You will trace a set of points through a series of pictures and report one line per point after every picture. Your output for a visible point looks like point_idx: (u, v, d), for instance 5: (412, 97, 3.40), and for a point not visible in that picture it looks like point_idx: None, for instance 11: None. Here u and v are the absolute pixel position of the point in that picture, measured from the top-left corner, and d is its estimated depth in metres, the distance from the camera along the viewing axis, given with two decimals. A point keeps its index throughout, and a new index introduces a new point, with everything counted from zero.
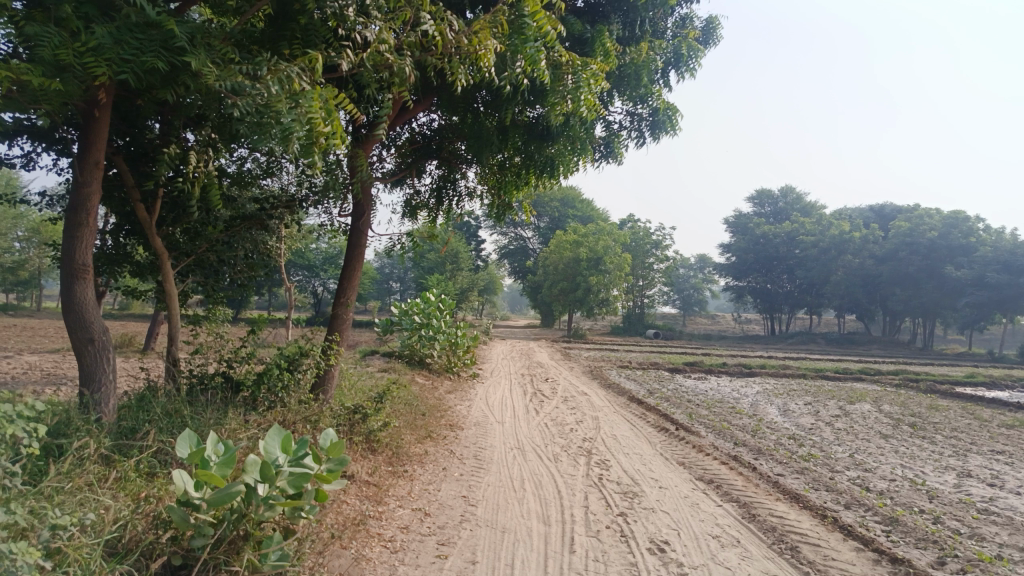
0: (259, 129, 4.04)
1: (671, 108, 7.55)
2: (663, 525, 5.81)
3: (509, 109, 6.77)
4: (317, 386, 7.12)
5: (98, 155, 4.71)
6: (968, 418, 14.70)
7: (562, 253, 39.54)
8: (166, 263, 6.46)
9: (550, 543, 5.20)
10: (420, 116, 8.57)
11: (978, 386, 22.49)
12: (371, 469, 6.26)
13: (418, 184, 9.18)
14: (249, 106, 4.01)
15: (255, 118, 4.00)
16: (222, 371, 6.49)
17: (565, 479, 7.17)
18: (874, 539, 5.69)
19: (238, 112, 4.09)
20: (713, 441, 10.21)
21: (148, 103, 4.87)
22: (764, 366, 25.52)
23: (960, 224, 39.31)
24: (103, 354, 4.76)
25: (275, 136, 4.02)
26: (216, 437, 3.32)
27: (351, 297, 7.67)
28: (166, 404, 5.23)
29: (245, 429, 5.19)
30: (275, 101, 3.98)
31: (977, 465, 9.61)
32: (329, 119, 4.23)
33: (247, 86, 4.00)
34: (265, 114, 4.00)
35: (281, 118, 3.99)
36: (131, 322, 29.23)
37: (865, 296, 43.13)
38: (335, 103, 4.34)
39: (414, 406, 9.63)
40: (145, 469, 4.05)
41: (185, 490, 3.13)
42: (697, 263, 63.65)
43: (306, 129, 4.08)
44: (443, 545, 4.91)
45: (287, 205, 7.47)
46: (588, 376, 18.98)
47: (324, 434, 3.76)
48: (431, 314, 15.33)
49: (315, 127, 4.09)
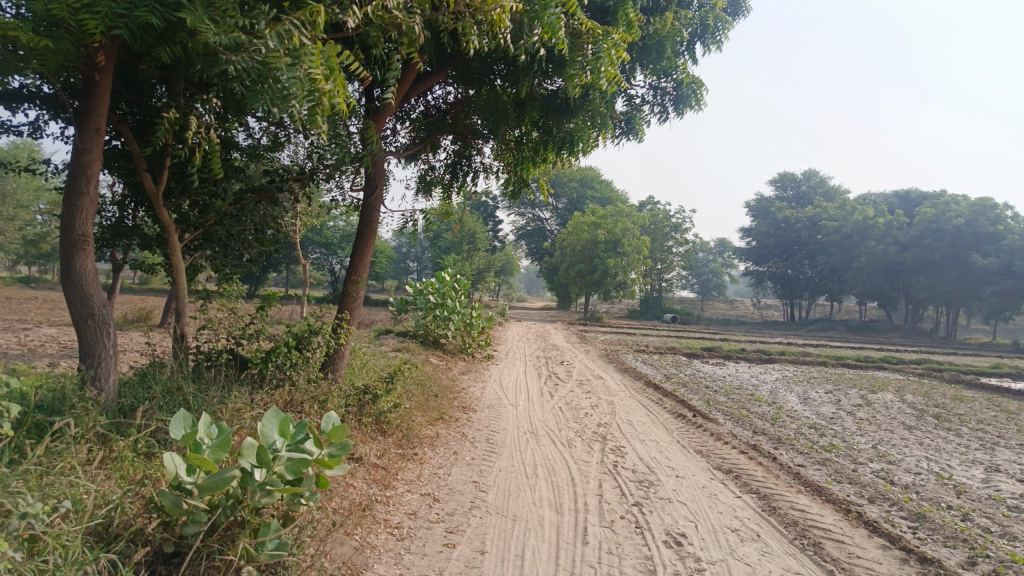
0: (257, 86, 3.81)
1: (696, 82, 7.26)
2: (680, 516, 5.60)
3: (526, 81, 6.49)
4: (327, 365, 6.97)
5: (100, 121, 4.51)
6: (995, 410, 14.31)
7: (579, 234, 39.20)
8: (173, 236, 6.30)
9: (563, 533, 5.01)
10: (435, 89, 8.34)
11: (1002, 377, 22.02)
12: (379, 451, 6.09)
13: (434, 160, 8.96)
14: (246, 63, 3.74)
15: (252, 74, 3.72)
16: (229, 348, 6.29)
17: (578, 466, 6.98)
18: (901, 537, 5.44)
19: (233, 67, 3.79)
20: (731, 428, 9.97)
21: (150, 68, 4.68)
22: (783, 353, 25.15)
23: (988, 211, 38.44)
24: (103, 330, 4.60)
25: (273, 96, 3.78)
26: (210, 419, 3.14)
27: (363, 275, 7.48)
28: (168, 381, 5.09)
29: (249, 408, 5.04)
30: (273, 58, 3.67)
31: (1005, 459, 9.30)
32: (332, 76, 3.94)
33: (243, 38, 3.70)
34: (263, 71, 3.75)
35: (279, 76, 3.72)
36: (149, 297, 29.42)
37: (888, 283, 42.41)
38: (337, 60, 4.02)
39: (426, 386, 9.47)
40: (142, 449, 3.91)
41: (176, 474, 2.95)
42: (716, 247, 62.99)
43: (306, 89, 3.82)
44: (452, 533, 4.73)
45: (300, 179, 7.33)
46: (604, 359, 18.77)
47: (326, 417, 3.56)
48: (446, 294, 15.15)
49: (316, 84, 3.83)
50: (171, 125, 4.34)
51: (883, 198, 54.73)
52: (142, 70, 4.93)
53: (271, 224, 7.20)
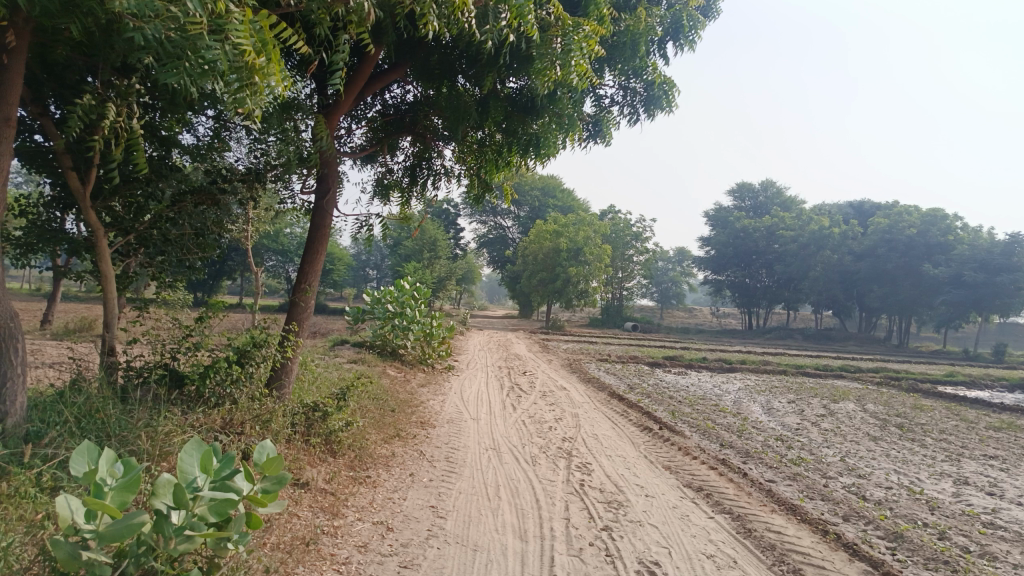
0: (174, 59, 3.33)
1: (668, 82, 6.99)
2: (652, 542, 5.24)
3: (489, 77, 6.10)
4: (273, 381, 6.46)
5: (8, 111, 3.96)
6: (955, 419, 14.39)
7: (540, 243, 38.86)
8: (103, 241, 5.75)
9: (527, 564, 4.61)
10: (392, 88, 7.91)
11: (957, 386, 22.37)
12: (328, 475, 5.62)
13: (391, 162, 8.54)
14: (160, 31, 3.24)
15: (167, 47, 3.25)
16: (165, 364, 5.72)
17: (543, 486, 6.59)
18: (884, 561, 5.18)
19: (145, 37, 3.30)
20: (698, 442, 9.70)
21: (64, 51, 4.16)
22: (745, 362, 25.15)
23: (939, 222, 39.40)
24: (10, 345, 4.03)
25: (192, 72, 3.29)
26: (116, 456, 2.66)
27: (313, 283, 7.01)
28: (89, 402, 4.54)
29: (180, 431, 4.53)
30: (191, 26, 3.19)
31: (972, 471, 9.21)
32: (265, 52, 3.55)
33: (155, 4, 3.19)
34: (182, 41, 3.26)
35: (200, 49, 3.25)
36: (97, 305, 28.23)
37: (843, 292, 43.15)
38: (270, 30, 3.58)
39: (382, 401, 9.00)
40: (47, 484, 3.38)
41: (72, 520, 2.45)
42: (676, 256, 63.46)
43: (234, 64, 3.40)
44: (406, 569, 4.28)
45: (246, 182, 6.81)
46: (567, 369, 18.47)
47: (260, 447, 3.09)
48: (405, 303, 14.65)
49: (245, 57, 3.39)
50: (87, 113, 3.83)
51: (838, 209, 55.79)
52: (58, 55, 4.41)
53: (216, 229, 6.67)
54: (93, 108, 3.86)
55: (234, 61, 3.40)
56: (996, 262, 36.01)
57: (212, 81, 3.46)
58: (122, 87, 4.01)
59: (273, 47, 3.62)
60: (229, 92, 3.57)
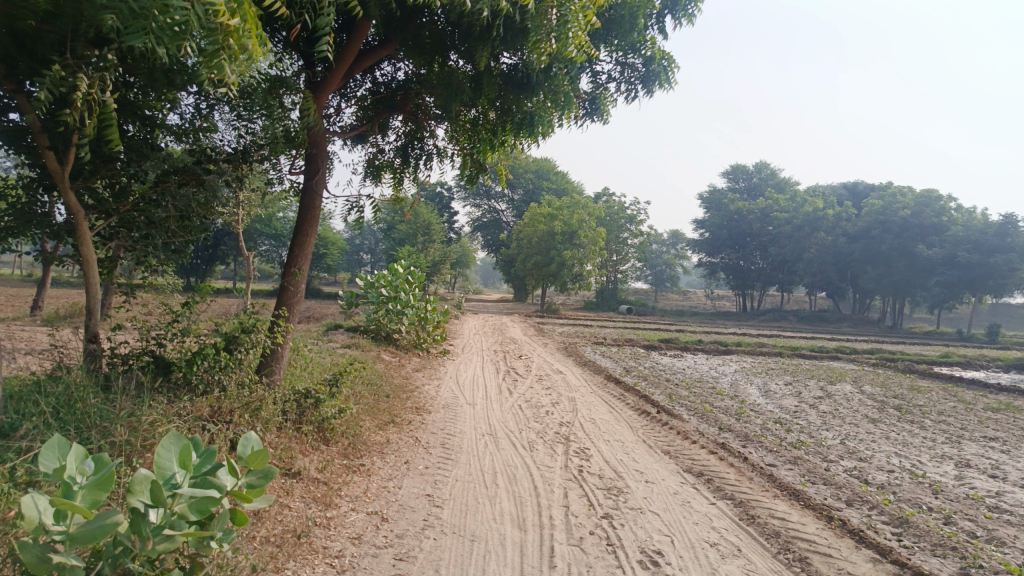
0: (142, 16, 3.08)
1: (667, 57, 6.80)
2: (654, 531, 5.11)
3: (482, 51, 5.87)
4: (263, 368, 6.29)
5: None
6: (953, 401, 14.31)
7: (535, 226, 38.59)
8: (84, 224, 5.53)
9: (526, 555, 4.46)
10: (383, 65, 7.67)
11: (952, 367, 22.33)
12: (320, 464, 5.46)
13: (383, 142, 8.31)
14: None
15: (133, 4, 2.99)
16: (150, 350, 5.51)
17: (541, 472, 6.44)
18: (891, 548, 5.06)
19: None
20: (697, 426, 9.58)
21: (34, 23, 3.95)
22: (740, 344, 25.10)
23: (933, 203, 39.34)
24: None
25: (161, 32, 3.04)
26: (86, 452, 2.48)
27: (304, 266, 6.80)
28: (68, 391, 4.36)
29: (163, 421, 4.34)
30: None
31: (974, 454, 9.12)
32: (240, 12, 3.27)
33: None
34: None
35: (169, 9, 2.99)
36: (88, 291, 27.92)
37: (837, 273, 43.12)
38: None
39: (377, 387, 8.86)
40: (20, 479, 3.19)
41: (40, 521, 2.27)
42: (670, 239, 63.28)
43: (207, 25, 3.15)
44: (401, 561, 4.13)
45: (232, 162, 6.59)
46: (563, 352, 18.32)
47: (244, 439, 2.90)
48: (399, 287, 14.45)
49: (218, 19, 3.14)
50: (56, 85, 3.58)
51: (832, 190, 55.67)
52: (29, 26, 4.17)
53: (203, 211, 6.46)
54: (62, 80, 3.62)
55: (207, 23, 3.14)
56: (991, 243, 36.00)
57: (183, 41, 3.22)
58: (95, 58, 3.79)
59: (248, 5, 3.35)
60: (202, 54, 3.33)
